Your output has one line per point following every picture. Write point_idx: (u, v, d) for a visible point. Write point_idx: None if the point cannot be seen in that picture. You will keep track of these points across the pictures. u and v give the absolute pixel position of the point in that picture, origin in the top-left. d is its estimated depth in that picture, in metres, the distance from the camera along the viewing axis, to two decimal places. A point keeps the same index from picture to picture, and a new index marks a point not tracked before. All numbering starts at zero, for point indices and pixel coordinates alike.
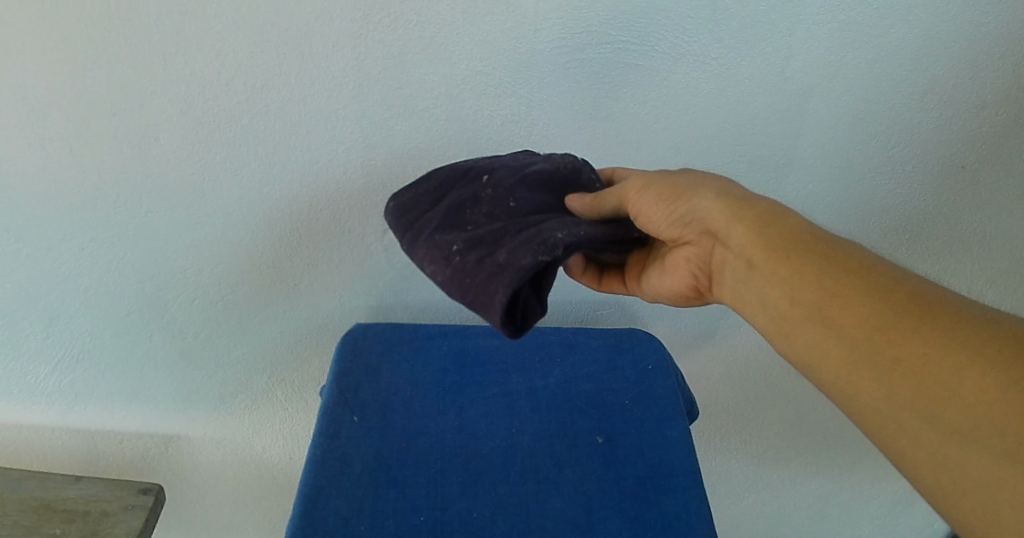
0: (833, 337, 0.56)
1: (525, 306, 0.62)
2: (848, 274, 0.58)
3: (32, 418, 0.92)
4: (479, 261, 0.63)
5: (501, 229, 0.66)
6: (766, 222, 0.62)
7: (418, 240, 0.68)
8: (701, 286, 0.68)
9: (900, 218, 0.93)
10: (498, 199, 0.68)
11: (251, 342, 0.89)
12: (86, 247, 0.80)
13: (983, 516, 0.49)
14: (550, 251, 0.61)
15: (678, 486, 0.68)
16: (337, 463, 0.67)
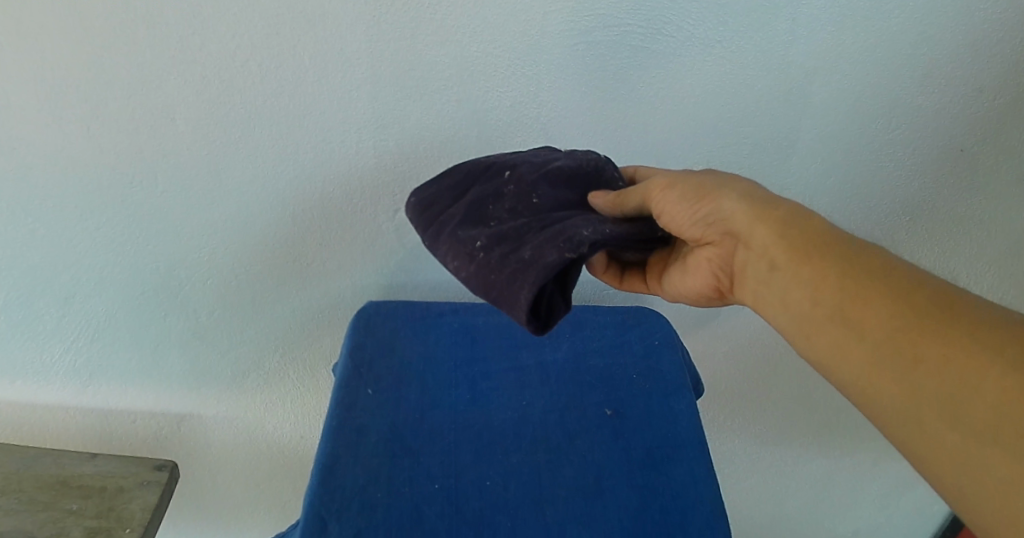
0: (855, 337, 0.58)
1: (549, 303, 0.64)
2: (869, 275, 0.59)
3: (48, 397, 0.93)
4: (504, 257, 0.65)
5: (524, 226, 0.67)
6: (790, 223, 0.63)
7: (441, 235, 0.70)
8: (722, 287, 0.69)
9: (902, 199, 0.95)
10: (521, 194, 0.70)
11: (263, 321, 0.91)
12: (102, 228, 0.81)
13: (1000, 515, 0.51)
14: (575, 248, 0.63)
15: (686, 455, 0.70)
16: (353, 433, 0.69)
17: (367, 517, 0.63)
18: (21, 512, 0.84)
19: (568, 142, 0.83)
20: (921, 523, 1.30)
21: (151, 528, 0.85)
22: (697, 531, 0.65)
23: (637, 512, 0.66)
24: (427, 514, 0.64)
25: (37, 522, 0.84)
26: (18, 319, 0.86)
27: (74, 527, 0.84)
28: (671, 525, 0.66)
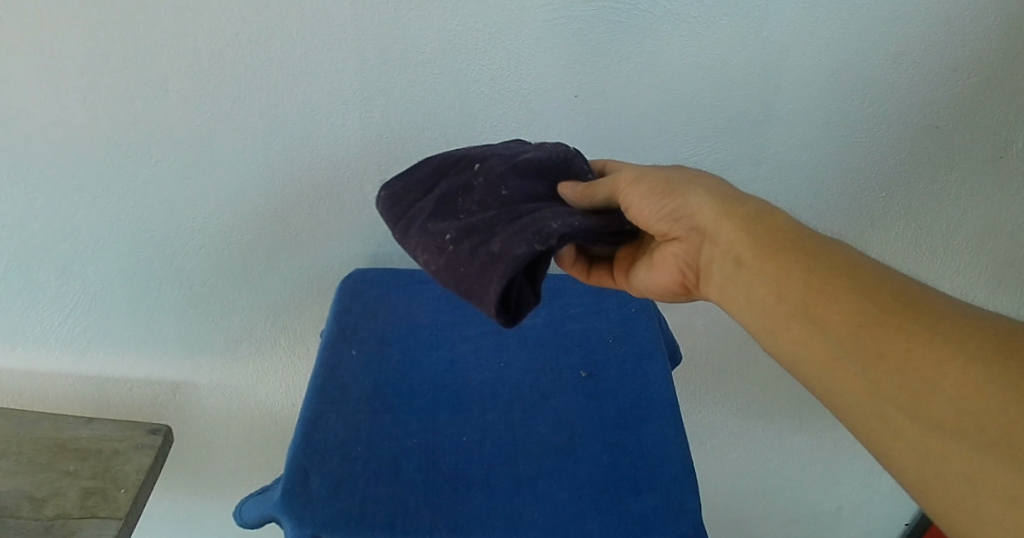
0: (818, 333, 0.58)
1: (519, 295, 0.63)
2: (833, 272, 0.59)
3: (47, 364, 0.96)
4: (473, 250, 0.64)
5: (494, 218, 0.67)
6: (755, 220, 0.64)
7: (410, 229, 0.69)
8: (687, 281, 0.69)
9: (875, 175, 0.97)
10: (490, 187, 0.69)
11: (254, 290, 0.94)
12: (98, 197, 0.84)
13: (965, 507, 0.50)
14: (545, 240, 0.61)
15: (656, 416, 0.73)
16: (336, 391, 0.72)
17: (347, 468, 0.66)
18: (20, 473, 0.87)
19: (549, 115, 0.86)
20: (900, 502, 1.32)
21: (146, 489, 0.88)
22: (665, 486, 0.68)
23: (607, 468, 0.69)
24: (405, 467, 0.67)
25: (35, 483, 0.87)
26: (17, 288, 0.89)
27: (71, 487, 0.87)
28: (640, 480, 0.68)
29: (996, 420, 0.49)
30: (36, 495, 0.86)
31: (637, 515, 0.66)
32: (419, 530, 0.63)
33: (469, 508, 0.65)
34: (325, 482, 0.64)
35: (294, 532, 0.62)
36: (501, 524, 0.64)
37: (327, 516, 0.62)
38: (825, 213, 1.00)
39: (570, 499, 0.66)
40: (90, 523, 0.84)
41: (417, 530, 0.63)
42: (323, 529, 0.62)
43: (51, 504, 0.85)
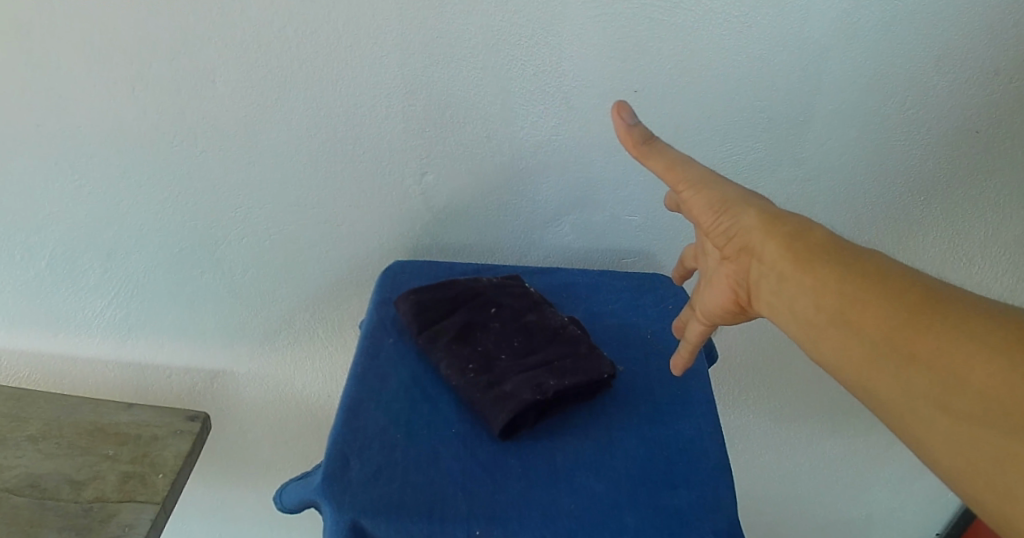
0: (855, 338, 0.57)
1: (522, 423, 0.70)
2: (864, 278, 0.58)
3: (89, 350, 0.99)
4: (485, 384, 0.70)
5: (506, 364, 0.72)
6: (798, 236, 0.61)
7: (430, 332, 0.76)
8: (741, 301, 0.66)
9: (917, 180, 0.95)
10: (503, 339, 0.75)
11: (293, 281, 0.95)
12: (143, 185, 0.86)
13: (998, 497, 0.50)
14: (546, 396, 0.68)
15: (694, 412, 0.73)
16: (376, 380, 0.73)
17: (386, 455, 0.66)
18: (62, 455, 0.89)
19: (589, 111, 0.86)
20: (939, 513, 1.30)
21: (183, 474, 0.90)
22: (702, 482, 0.67)
23: (644, 462, 0.69)
24: (443, 455, 0.67)
25: (76, 465, 0.88)
26: (63, 273, 0.92)
27: (110, 470, 0.88)
28: (676, 476, 0.68)
29: (1022, 407, 0.49)
30: (77, 477, 0.87)
31: (673, 509, 0.65)
32: (456, 517, 0.63)
33: (506, 497, 0.65)
34: (364, 468, 0.65)
35: (334, 517, 0.62)
36: (537, 515, 0.64)
37: (367, 501, 0.63)
38: (863, 219, 0.98)
39: (606, 492, 0.66)
40: (129, 506, 0.85)
41: (453, 518, 0.63)
42: (363, 514, 0.62)
43: (91, 487, 0.87)
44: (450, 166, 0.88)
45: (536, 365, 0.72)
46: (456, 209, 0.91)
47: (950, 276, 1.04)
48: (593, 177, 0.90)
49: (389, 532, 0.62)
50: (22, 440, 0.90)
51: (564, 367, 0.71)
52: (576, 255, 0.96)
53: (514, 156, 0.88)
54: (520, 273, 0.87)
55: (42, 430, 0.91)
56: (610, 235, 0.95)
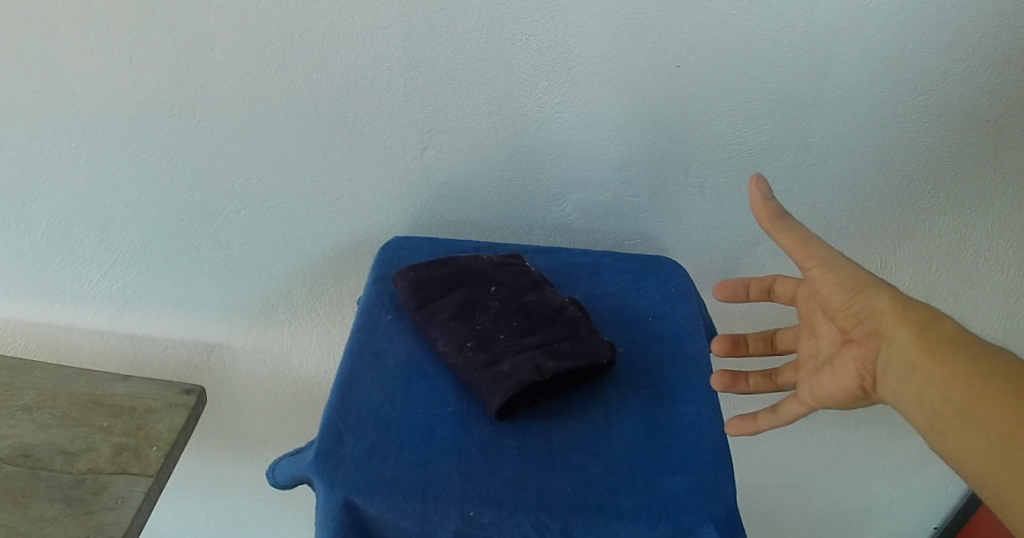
0: (980, 433, 0.61)
1: (520, 406, 0.68)
2: (993, 376, 0.61)
3: (84, 320, 0.98)
4: (485, 364, 0.69)
5: (504, 343, 0.71)
6: (931, 327, 0.64)
7: (429, 310, 0.74)
8: (864, 386, 0.69)
9: (919, 170, 0.93)
10: (503, 318, 0.74)
11: (290, 255, 0.93)
12: (141, 155, 0.85)
13: None
14: (545, 375, 0.67)
15: (693, 396, 0.72)
16: (372, 356, 0.72)
17: (381, 433, 0.66)
18: (56, 426, 0.88)
19: (594, 89, 0.84)
20: (939, 504, 1.29)
21: (177, 448, 0.89)
22: (699, 467, 0.67)
23: (642, 446, 0.68)
24: (438, 434, 0.66)
25: (69, 437, 0.87)
26: (59, 243, 0.91)
27: (104, 442, 0.87)
28: (674, 461, 0.67)
29: None
30: (70, 449, 0.86)
31: (670, 494, 0.64)
32: (450, 497, 0.62)
33: (502, 478, 0.64)
34: (358, 445, 0.64)
35: (327, 493, 0.62)
36: (533, 496, 0.63)
37: (360, 478, 0.62)
38: (867, 207, 0.96)
39: (603, 475, 0.65)
40: (122, 479, 0.85)
41: (447, 498, 0.62)
42: (356, 491, 0.62)
43: (84, 459, 0.86)
44: (452, 142, 0.87)
45: (534, 345, 0.71)
46: (457, 185, 0.90)
47: (956, 267, 1.01)
48: (596, 157, 0.89)
49: (381, 509, 0.62)
50: (16, 409, 0.89)
51: (565, 349, 0.70)
52: (578, 235, 0.95)
53: (517, 133, 0.87)
54: (521, 252, 0.86)
55: (36, 400, 0.90)
56: (613, 215, 0.93)
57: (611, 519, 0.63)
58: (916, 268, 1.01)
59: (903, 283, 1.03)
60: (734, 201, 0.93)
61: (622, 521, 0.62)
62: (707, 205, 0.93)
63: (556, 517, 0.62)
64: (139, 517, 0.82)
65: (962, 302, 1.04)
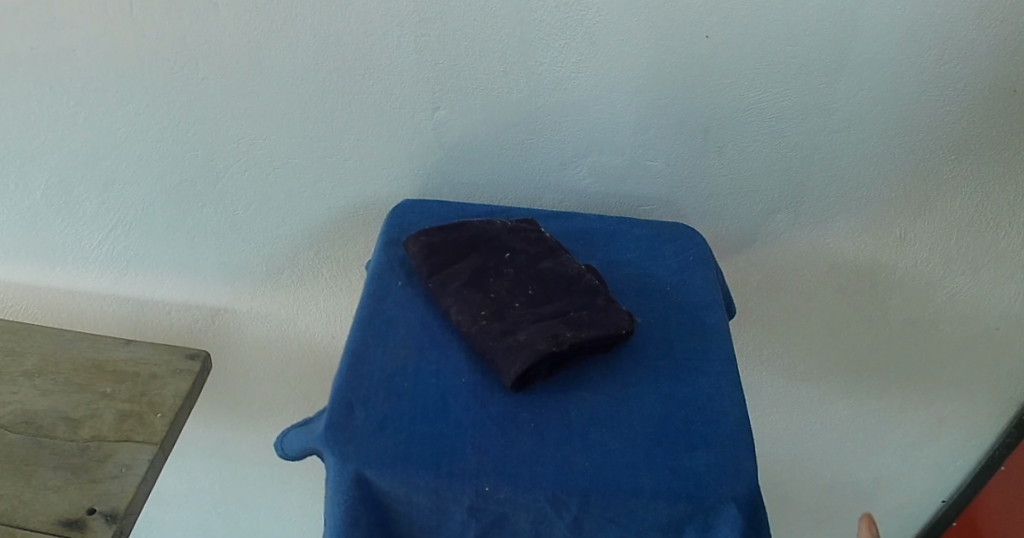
0: None
1: (535, 378, 0.66)
2: None
3: (86, 283, 0.96)
4: (500, 333, 0.67)
5: (519, 312, 0.69)
6: None
7: (441, 277, 0.72)
8: None
9: (940, 141, 0.88)
10: (517, 286, 0.71)
11: (297, 217, 0.91)
12: (141, 114, 0.82)
13: None
14: (562, 346, 0.65)
15: (714, 369, 0.70)
16: (383, 324, 0.70)
17: (393, 404, 0.64)
18: (58, 392, 0.86)
19: (613, 48, 0.81)
20: None
21: (181, 415, 0.87)
22: (720, 443, 0.65)
23: (662, 420, 0.66)
24: (452, 406, 0.64)
25: (72, 403, 0.86)
26: (59, 204, 0.88)
27: (107, 409, 0.86)
28: (694, 436, 0.65)
29: None
30: (73, 416, 0.85)
31: (691, 471, 0.63)
32: (464, 472, 0.60)
33: (517, 452, 0.62)
34: (369, 417, 0.63)
35: (338, 467, 0.60)
36: (550, 472, 0.61)
37: (371, 452, 0.61)
38: (887, 175, 0.91)
39: (622, 450, 0.63)
40: (125, 446, 0.83)
41: (462, 472, 0.60)
42: (367, 465, 0.60)
43: (87, 426, 0.84)
44: (464, 102, 0.83)
45: (550, 315, 0.68)
46: (469, 147, 0.86)
47: (974, 240, 0.96)
48: (614, 119, 0.85)
49: (393, 483, 0.60)
50: (18, 375, 0.87)
51: (582, 319, 0.68)
52: (594, 200, 0.92)
53: (533, 93, 0.83)
54: (535, 217, 0.84)
55: (38, 366, 0.88)
56: (629, 180, 0.90)
57: (630, 496, 0.61)
58: (933, 241, 0.96)
59: (919, 255, 0.98)
60: (756, 167, 0.90)
61: (642, 499, 0.61)
62: (727, 171, 0.90)
63: (574, 493, 0.60)
64: (144, 486, 0.80)
65: (980, 276, 0.99)
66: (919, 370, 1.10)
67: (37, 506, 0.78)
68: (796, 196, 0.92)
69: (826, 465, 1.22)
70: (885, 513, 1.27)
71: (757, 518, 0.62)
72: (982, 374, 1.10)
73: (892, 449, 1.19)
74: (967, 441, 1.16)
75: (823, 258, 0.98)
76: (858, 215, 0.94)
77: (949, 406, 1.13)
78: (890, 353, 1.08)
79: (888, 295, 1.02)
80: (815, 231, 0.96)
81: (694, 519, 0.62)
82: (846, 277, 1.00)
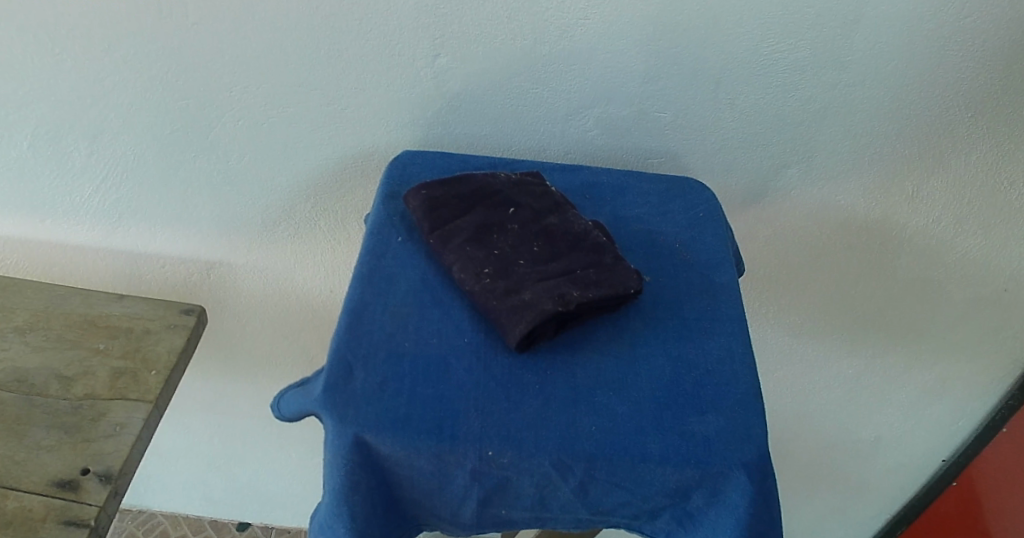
0: None
1: (541, 337, 0.64)
2: None
3: (78, 237, 0.93)
4: (504, 292, 0.64)
5: (524, 270, 0.66)
6: None
7: (444, 235, 0.69)
8: None
9: (962, 94, 0.85)
10: (522, 243, 0.69)
11: (293, 169, 0.87)
12: (129, 60, 0.78)
13: None
14: (569, 305, 0.63)
15: (724, 331, 0.68)
16: (383, 281, 0.67)
17: (394, 366, 0.62)
18: (50, 349, 0.84)
19: None
20: None
21: (177, 373, 0.85)
22: (730, 407, 0.63)
23: (671, 383, 0.64)
24: (454, 368, 0.62)
25: (64, 360, 0.84)
26: (46, 155, 0.85)
27: (101, 366, 0.84)
28: (703, 400, 0.63)
29: None
30: (65, 373, 0.83)
31: (700, 436, 0.61)
32: (467, 436, 0.59)
33: (522, 416, 0.60)
34: (369, 379, 0.61)
35: (337, 430, 0.59)
36: (555, 436, 0.59)
37: (371, 415, 0.59)
38: (902, 131, 0.88)
39: (629, 414, 0.61)
40: (120, 405, 0.81)
41: (465, 437, 0.59)
42: (367, 429, 0.58)
43: (80, 384, 0.82)
44: (467, 49, 0.79)
45: (557, 273, 0.66)
46: (471, 96, 0.83)
47: (988, 198, 0.93)
48: (622, 69, 0.82)
49: (394, 447, 0.58)
50: (9, 331, 0.85)
51: (590, 278, 0.65)
52: (600, 152, 0.88)
53: (538, 41, 0.79)
54: (540, 170, 0.80)
55: (29, 321, 0.86)
56: (638, 131, 0.87)
57: (637, 461, 0.59)
58: (947, 199, 0.93)
59: (931, 213, 0.95)
60: (768, 120, 0.86)
61: (649, 465, 0.59)
62: (738, 124, 0.87)
63: (579, 459, 0.59)
64: (138, 445, 0.79)
65: (992, 236, 0.97)
66: (928, 330, 1.08)
67: (30, 467, 0.76)
68: (810, 150, 0.89)
69: (829, 422, 1.21)
70: (886, 471, 1.26)
71: (766, 484, 0.61)
72: (990, 335, 1.08)
73: (896, 407, 1.17)
74: (970, 401, 1.15)
75: (834, 214, 0.95)
76: (873, 171, 0.91)
77: (953, 366, 1.11)
78: (899, 312, 1.06)
79: (898, 253, 0.99)
80: (828, 187, 0.93)
81: (701, 485, 0.60)
82: (857, 234, 0.97)
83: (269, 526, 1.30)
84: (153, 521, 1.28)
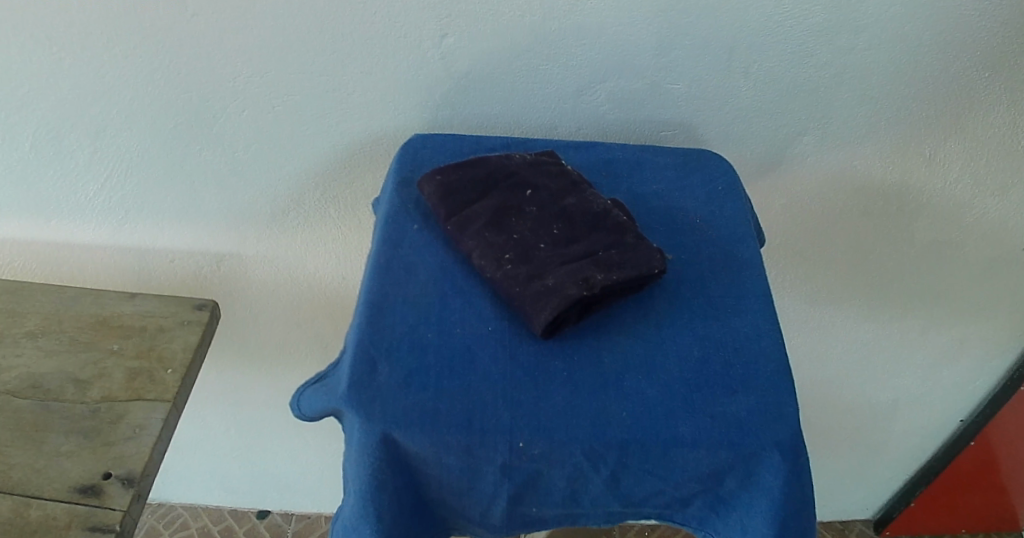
0: None
1: (566, 324, 0.63)
2: None
3: (84, 236, 0.92)
4: (527, 278, 0.63)
5: (546, 255, 0.65)
6: None
7: (463, 225, 0.67)
8: None
9: (982, 54, 0.82)
10: (543, 227, 0.67)
11: (299, 157, 0.86)
12: (129, 55, 0.76)
13: None
14: (594, 290, 0.61)
15: (751, 307, 0.66)
16: (401, 271, 0.66)
17: (418, 358, 0.60)
18: (63, 353, 0.83)
19: None
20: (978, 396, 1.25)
21: (193, 369, 0.84)
22: (761, 386, 0.61)
23: (699, 363, 0.62)
24: (479, 357, 0.61)
25: (78, 363, 0.83)
26: (49, 155, 0.83)
27: (116, 368, 0.83)
28: (734, 379, 0.62)
29: None
30: (81, 377, 0.82)
31: (732, 417, 0.59)
32: (497, 428, 0.58)
33: (552, 405, 0.59)
34: (394, 373, 0.59)
35: (364, 428, 0.57)
36: (586, 424, 0.58)
37: (398, 411, 0.58)
38: (921, 94, 0.85)
39: (659, 398, 0.60)
40: (138, 406, 0.80)
41: (495, 429, 0.57)
42: (395, 425, 0.57)
43: (96, 386, 0.81)
44: (473, 27, 0.77)
45: (580, 256, 0.64)
46: (479, 75, 0.80)
47: (1008, 157, 0.91)
48: (633, 41, 0.79)
49: (423, 443, 0.57)
50: (21, 337, 0.84)
51: (614, 259, 0.64)
52: (613, 127, 0.86)
53: (546, 16, 0.77)
54: (554, 148, 0.78)
55: (40, 325, 0.85)
56: (651, 105, 0.84)
57: (670, 446, 0.58)
58: (966, 159, 0.91)
59: (950, 175, 0.93)
60: (784, 87, 0.84)
61: (682, 449, 0.58)
62: (753, 94, 0.84)
63: (611, 446, 0.58)
64: (159, 445, 0.78)
65: (1012, 195, 0.95)
66: (949, 293, 1.06)
67: (51, 474, 0.75)
68: (826, 117, 0.87)
69: (850, 390, 1.19)
70: (908, 435, 1.25)
71: (801, 463, 0.60)
72: (1009, 295, 1.06)
73: (917, 371, 1.16)
74: (990, 361, 1.14)
75: (852, 180, 0.93)
76: (891, 136, 0.89)
77: (972, 327, 1.10)
78: (919, 276, 1.04)
79: (917, 218, 0.97)
80: (846, 153, 0.90)
81: (735, 468, 0.59)
82: (876, 199, 0.95)
83: (289, 513, 1.30)
84: (173, 513, 1.28)
